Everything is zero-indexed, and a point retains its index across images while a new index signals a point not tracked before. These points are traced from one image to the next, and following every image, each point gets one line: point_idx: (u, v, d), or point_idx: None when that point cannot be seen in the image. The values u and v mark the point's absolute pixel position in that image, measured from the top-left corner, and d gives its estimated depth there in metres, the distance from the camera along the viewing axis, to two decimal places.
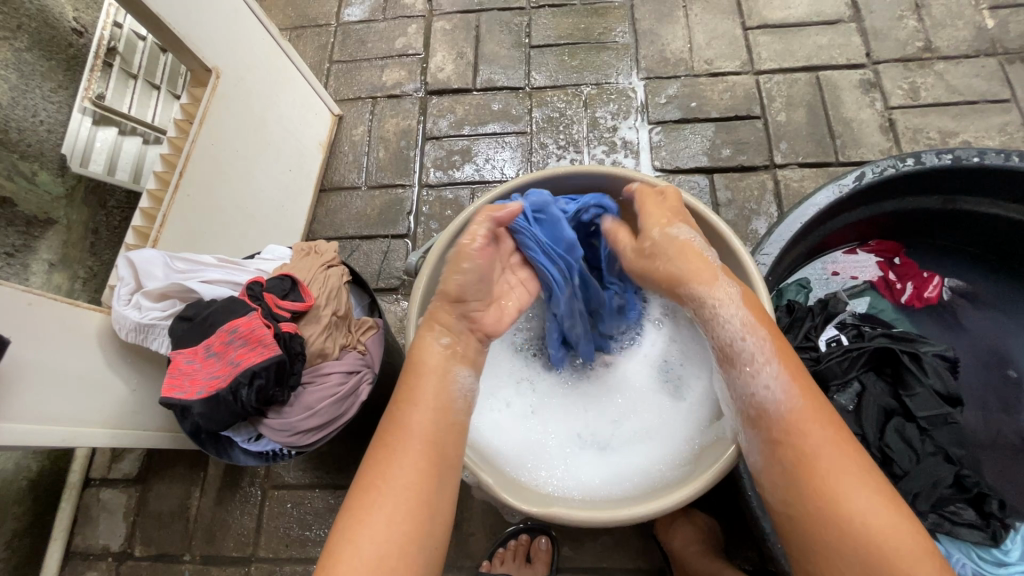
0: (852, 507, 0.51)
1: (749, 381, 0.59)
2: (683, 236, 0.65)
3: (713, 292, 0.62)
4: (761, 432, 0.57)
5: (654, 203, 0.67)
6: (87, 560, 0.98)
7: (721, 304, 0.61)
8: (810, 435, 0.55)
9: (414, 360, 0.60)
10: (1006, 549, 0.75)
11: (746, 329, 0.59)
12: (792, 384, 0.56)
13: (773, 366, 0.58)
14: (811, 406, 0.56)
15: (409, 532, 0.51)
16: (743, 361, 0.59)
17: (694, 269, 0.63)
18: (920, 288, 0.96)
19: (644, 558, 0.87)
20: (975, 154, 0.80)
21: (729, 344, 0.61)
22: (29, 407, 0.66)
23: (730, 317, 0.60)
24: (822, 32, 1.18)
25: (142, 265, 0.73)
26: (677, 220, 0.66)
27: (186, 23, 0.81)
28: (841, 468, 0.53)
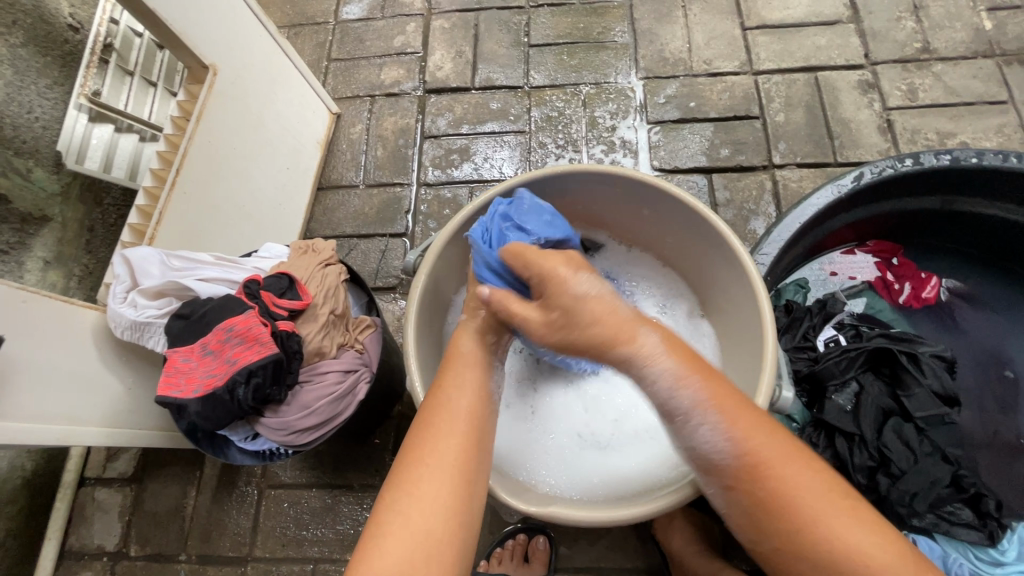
0: (838, 542, 0.49)
1: (694, 438, 0.53)
2: (591, 291, 0.55)
3: (636, 353, 0.54)
4: (720, 482, 0.53)
5: (549, 257, 0.58)
6: (81, 560, 0.97)
7: (647, 366, 0.53)
8: (781, 475, 0.51)
9: (452, 351, 0.62)
10: (1003, 549, 0.75)
11: (677, 383, 0.53)
12: (734, 434, 0.51)
13: (713, 420, 0.52)
14: (773, 451, 0.52)
15: (456, 505, 0.52)
16: (681, 417, 0.53)
17: (614, 330, 0.54)
18: (918, 288, 0.96)
19: (642, 559, 0.87)
20: (974, 154, 0.81)
21: (665, 408, 0.54)
22: (24, 405, 0.65)
23: (659, 377, 0.53)
24: (821, 33, 1.18)
25: (138, 263, 0.72)
26: (578, 273, 0.56)
27: (183, 19, 0.80)
28: (821, 505, 0.50)
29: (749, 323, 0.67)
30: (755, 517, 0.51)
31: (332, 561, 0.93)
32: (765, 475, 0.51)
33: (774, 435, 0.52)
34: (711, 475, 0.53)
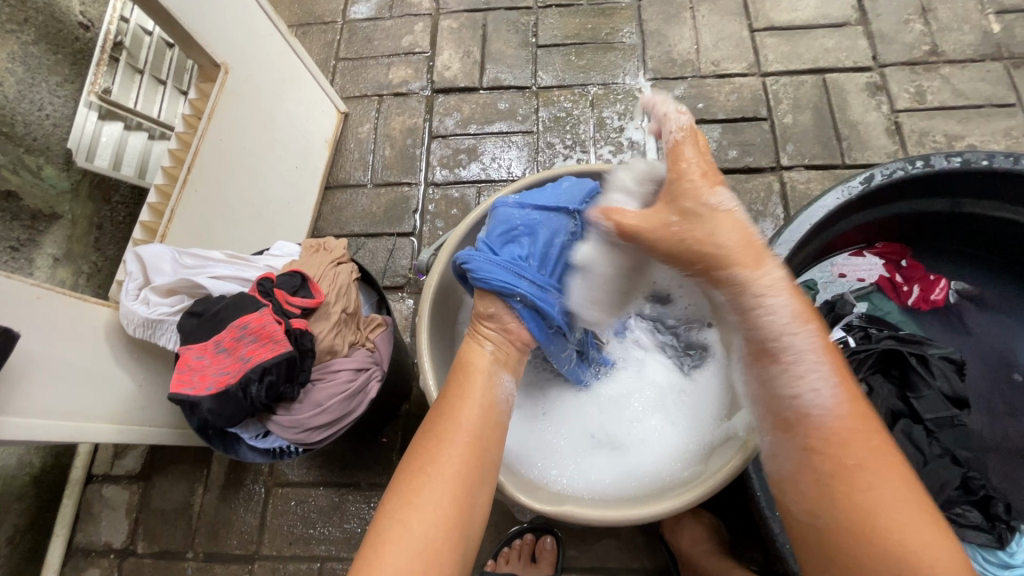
0: (896, 521, 0.45)
1: (798, 380, 0.52)
2: (726, 206, 0.54)
3: (756, 284, 0.53)
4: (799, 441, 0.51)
5: (687, 155, 0.56)
6: (88, 557, 0.97)
7: (767, 292, 0.53)
8: (851, 446, 0.49)
9: (460, 362, 0.62)
10: (1012, 551, 0.74)
11: (795, 323, 0.53)
12: (843, 391, 0.50)
13: (823, 368, 0.51)
14: (852, 415, 0.50)
15: (454, 518, 0.51)
16: (787, 355, 0.53)
17: (740, 250, 0.54)
18: (926, 290, 0.96)
19: (649, 559, 0.87)
20: (985, 157, 0.80)
21: (767, 343, 0.54)
22: (36, 402, 0.65)
23: (777, 309, 0.53)
24: (829, 35, 1.18)
25: (150, 260, 0.72)
26: (717, 184, 0.55)
27: (197, 18, 0.81)
28: (885, 481, 0.47)
29: None
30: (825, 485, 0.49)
31: (340, 559, 0.93)
32: (836, 446, 0.49)
33: (856, 408, 0.50)
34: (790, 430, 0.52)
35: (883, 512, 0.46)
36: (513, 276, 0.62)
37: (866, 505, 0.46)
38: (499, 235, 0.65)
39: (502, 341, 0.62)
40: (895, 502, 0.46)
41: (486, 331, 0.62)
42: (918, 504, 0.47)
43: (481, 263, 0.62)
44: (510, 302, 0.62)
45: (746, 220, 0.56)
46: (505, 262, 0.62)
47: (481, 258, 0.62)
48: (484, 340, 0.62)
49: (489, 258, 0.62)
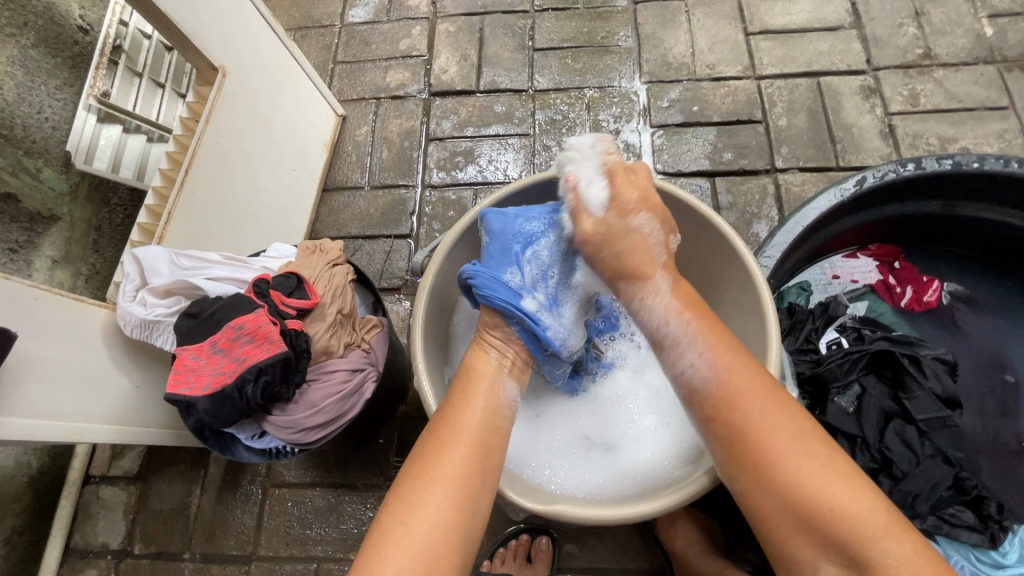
0: (804, 481, 0.48)
1: (675, 361, 0.57)
2: (641, 229, 0.60)
3: (645, 289, 0.60)
4: (702, 412, 0.54)
5: (621, 180, 0.61)
6: (85, 558, 0.97)
7: (650, 298, 0.59)
8: (754, 414, 0.51)
9: (464, 367, 0.63)
10: (1005, 551, 0.76)
11: (671, 314, 0.58)
12: (717, 359, 0.54)
13: (699, 346, 0.56)
14: (751, 385, 0.52)
15: (455, 521, 0.51)
16: (668, 343, 0.58)
17: (635, 262, 0.60)
18: (919, 292, 0.97)
19: (645, 559, 0.88)
20: (976, 159, 0.81)
21: (655, 335, 0.59)
22: (33, 402, 0.66)
23: (653, 308, 0.59)
24: (823, 38, 1.19)
25: (147, 261, 0.73)
26: (642, 209, 0.60)
27: (194, 22, 0.81)
28: (795, 448, 0.49)
29: (751, 327, 0.68)
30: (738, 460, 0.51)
31: (336, 560, 0.93)
32: (747, 429, 0.51)
33: (762, 384, 0.52)
34: (694, 404, 0.56)
35: (796, 471, 0.49)
36: (514, 297, 0.65)
37: (779, 469, 0.49)
38: (504, 247, 0.68)
39: (506, 350, 0.64)
40: (809, 462, 0.49)
41: (488, 339, 0.65)
42: (833, 460, 0.49)
43: (488, 279, 0.64)
44: (510, 325, 0.64)
45: (658, 237, 0.61)
46: (509, 285, 0.65)
47: (488, 274, 0.65)
48: (485, 346, 0.64)
49: (496, 276, 0.66)
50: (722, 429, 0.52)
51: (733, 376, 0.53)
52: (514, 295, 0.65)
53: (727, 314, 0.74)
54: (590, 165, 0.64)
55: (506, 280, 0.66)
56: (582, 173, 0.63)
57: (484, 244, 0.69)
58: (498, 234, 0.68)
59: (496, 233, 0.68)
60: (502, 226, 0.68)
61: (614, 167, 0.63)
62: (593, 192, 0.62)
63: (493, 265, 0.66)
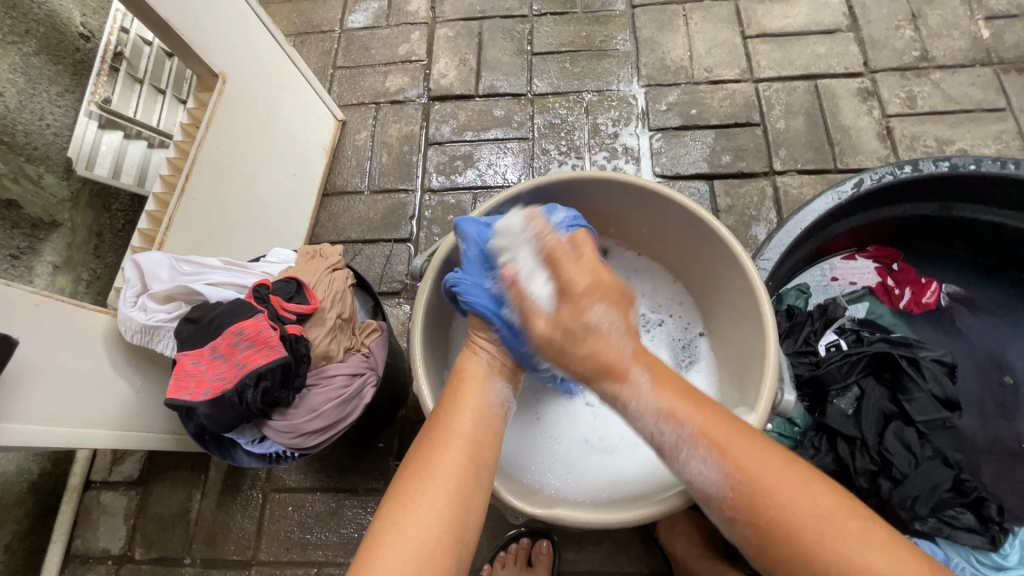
0: (854, 565, 0.46)
1: (685, 474, 0.54)
2: (601, 324, 0.59)
3: (624, 390, 0.58)
4: (722, 515, 0.53)
5: (565, 270, 0.61)
6: (86, 563, 0.98)
7: (637, 400, 0.57)
8: (781, 500, 0.49)
9: (457, 369, 0.63)
10: (1005, 553, 0.76)
11: (660, 419, 0.56)
12: (720, 462, 0.52)
13: (699, 450, 0.53)
14: (769, 465, 0.51)
15: (448, 520, 0.51)
16: (668, 454, 0.55)
17: (601, 365, 0.59)
18: (918, 293, 0.97)
19: (645, 562, 0.88)
20: (972, 161, 0.81)
21: (652, 442, 0.57)
22: (34, 409, 0.66)
23: (641, 411, 0.57)
24: (821, 41, 1.19)
25: (148, 268, 0.73)
26: (595, 299, 0.59)
27: (195, 29, 0.82)
28: (835, 533, 0.47)
29: (749, 330, 0.68)
30: (764, 544, 0.50)
31: (337, 564, 0.93)
32: (761, 506, 0.50)
33: (776, 457, 0.51)
34: (712, 506, 0.54)
35: (835, 555, 0.47)
36: (496, 305, 0.65)
37: (820, 559, 0.47)
38: (483, 254, 0.66)
39: (497, 353, 0.65)
40: (845, 541, 0.47)
41: (483, 343, 0.65)
42: (870, 532, 0.47)
43: (469, 289, 0.64)
44: (493, 335, 0.65)
45: (623, 326, 0.61)
46: (492, 294, 0.65)
47: (470, 282, 0.65)
48: (481, 350, 0.65)
49: (477, 283, 0.65)
50: (748, 519, 0.51)
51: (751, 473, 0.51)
52: (496, 303, 0.65)
53: (725, 318, 0.74)
54: (526, 254, 0.63)
55: (487, 287, 0.65)
56: (521, 264, 0.63)
57: (462, 251, 0.67)
58: (474, 242, 0.66)
59: (472, 239, 0.66)
60: (477, 232, 0.66)
61: (555, 255, 0.61)
62: (537, 287, 0.61)
63: (475, 272, 0.66)
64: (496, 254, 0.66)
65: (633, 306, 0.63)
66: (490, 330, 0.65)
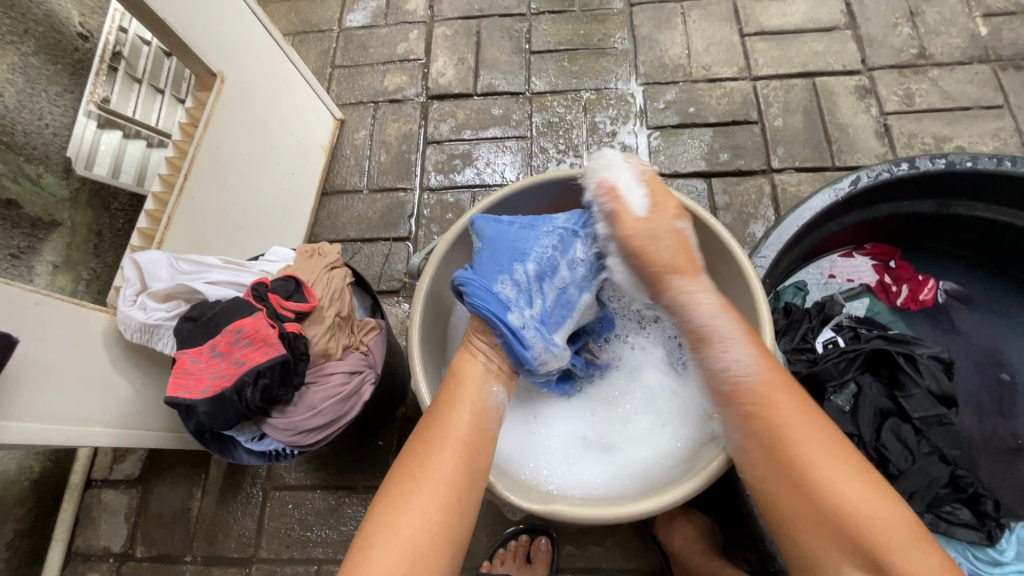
0: (838, 489, 0.50)
1: (719, 358, 0.58)
2: (684, 233, 0.63)
3: (690, 288, 0.61)
4: (738, 406, 0.57)
5: (662, 188, 0.63)
6: (88, 561, 0.98)
7: (698, 293, 0.60)
8: (785, 421, 0.54)
9: (452, 369, 0.64)
10: (1002, 549, 0.76)
11: (719, 311, 0.60)
12: (760, 353, 0.57)
13: (744, 343, 0.57)
14: (785, 393, 0.55)
15: (441, 522, 0.52)
16: (713, 338, 0.59)
17: (681, 261, 0.62)
18: (915, 290, 0.97)
19: (643, 558, 0.88)
20: (969, 158, 0.81)
21: (698, 331, 0.60)
22: (34, 407, 0.66)
23: (704, 303, 0.60)
24: (818, 39, 1.19)
25: (148, 266, 0.74)
26: (683, 216, 0.63)
27: (191, 27, 0.82)
28: (828, 456, 0.52)
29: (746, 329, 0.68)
30: (767, 449, 0.54)
31: (336, 562, 0.93)
32: (774, 413, 0.54)
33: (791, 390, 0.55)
34: (736, 398, 0.57)
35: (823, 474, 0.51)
36: (502, 308, 0.65)
37: (808, 474, 0.51)
38: (496, 255, 0.67)
39: (493, 355, 0.65)
40: (836, 466, 0.51)
41: (481, 344, 0.65)
42: (864, 471, 0.51)
43: (477, 288, 0.64)
44: (497, 336, 0.65)
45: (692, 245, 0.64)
46: (499, 296, 0.65)
47: (478, 283, 0.65)
48: (477, 351, 0.65)
49: (485, 284, 0.65)
50: (762, 428, 0.54)
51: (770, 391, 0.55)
52: (503, 305, 0.65)
53: None
54: (626, 173, 0.65)
55: (494, 289, 0.65)
56: (619, 179, 0.65)
57: (477, 249, 0.69)
58: (491, 241, 0.68)
59: (489, 237, 0.68)
60: (494, 231, 0.68)
61: (651, 179, 0.64)
62: (634, 198, 0.63)
63: (485, 273, 0.67)
64: (509, 256, 0.68)
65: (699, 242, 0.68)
66: (495, 332, 0.65)
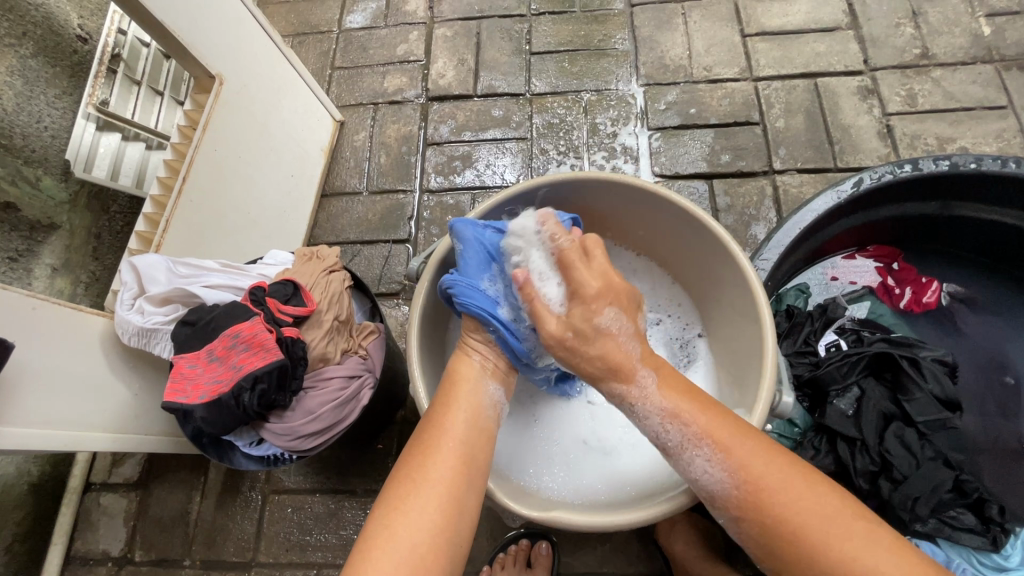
0: (865, 570, 0.46)
1: (688, 470, 0.54)
2: (612, 329, 0.58)
3: (630, 392, 0.57)
4: (725, 514, 0.52)
5: (576, 273, 0.58)
6: (86, 565, 0.98)
7: (639, 404, 0.57)
8: (786, 513, 0.49)
9: (449, 371, 0.63)
10: (1006, 554, 0.75)
11: (667, 419, 0.55)
12: (725, 458, 0.52)
13: (706, 448, 0.53)
14: (772, 477, 0.50)
15: (441, 524, 0.51)
16: (671, 452, 0.55)
17: (613, 368, 0.58)
18: (918, 294, 0.96)
19: (644, 562, 0.88)
20: (973, 160, 0.81)
21: (657, 443, 0.57)
22: (31, 412, 0.66)
23: (645, 412, 0.57)
24: (820, 39, 1.19)
25: (146, 270, 0.73)
26: (606, 303, 0.58)
27: (189, 28, 0.81)
28: (834, 530, 0.48)
29: (747, 331, 0.67)
30: (772, 549, 0.50)
31: (336, 566, 0.93)
32: (767, 504, 0.50)
33: (769, 460, 0.51)
34: (716, 505, 0.53)
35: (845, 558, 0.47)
36: (492, 304, 0.64)
37: (830, 560, 0.47)
38: (478, 255, 0.66)
39: (490, 353, 0.64)
40: (848, 540, 0.47)
41: (477, 343, 0.65)
42: (871, 527, 0.48)
43: (466, 288, 0.64)
44: (489, 334, 0.65)
45: (633, 334, 0.59)
46: (489, 293, 0.65)
47: (466, 283, 0.64)
48: (473, 350, 0.64)
49: (473, 284, 0.65)
50: (761, 527, 0.50)
51: (755, 472, 0.50)
52: (491, 302, 0.65)
53: (723, 320, 0.74)
54: (539, 257, 0.62)
55: (482, 286, 0.65)
56: (534, 266, 0.62)
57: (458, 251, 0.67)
58: (472, 242, 0.66)
59: (470, 240, 0.66)
60: (474, 233, 0.66)
61: (568, 257, 0.59)
62: (550, 290, 0.60)
63: (471, 274, 0.65)
64: (493, 253, 0.66)
65: (639, 308, 0.62)
66: (488, 331, 0.64)
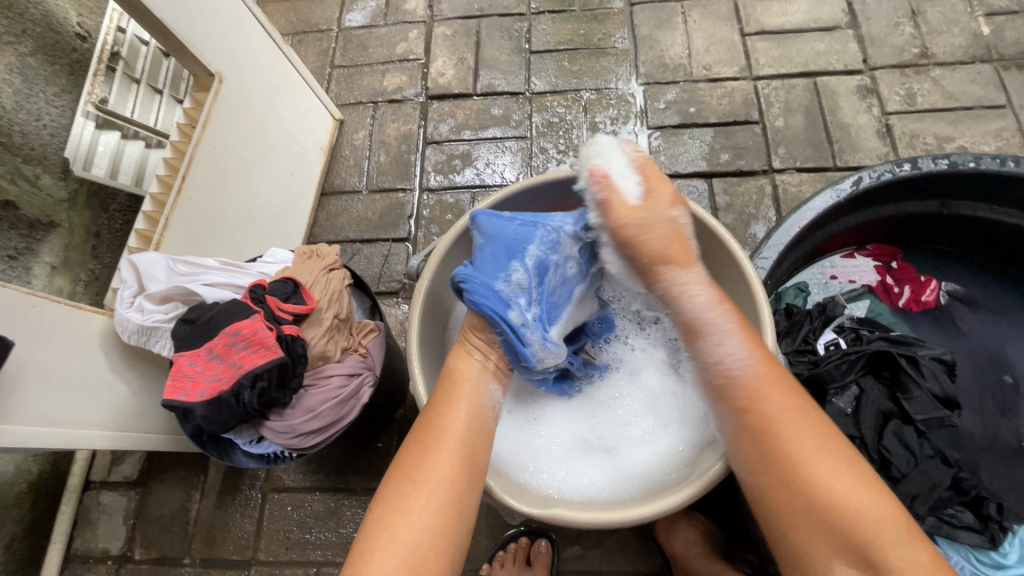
0: (833, 494, 0.50)
1: (714, 350, 0.58)
2: (676, 224, 0.63)
3: (688, 278, 0.61)
4: (732, 399, 0.57)
5: (655, 176, 0.64)
6: (86, 563, 0.98)
7: (691, 284, 0.60)
8: (777, 423, 0.54)
9: (448, 370, 0.63)
10: (1005, 552, 0.75)
11: (713, 303, 0.60)
12: (754, 349, 0.57)
13: (737, 336, 0.58)
14: (776, 390, 0.55)
15: (441, 523, 0.51)
16: (708, 330, 0.59)
17: (676, 252, 0.62)
18: (917, 291, 0.97)
19: (644, 561, 0.88)
20: (972, 159, 0.80)
21: (692, 322, 0.60)
22: (32, 409, 0.66)
23: (696, 296, 0.60)
24: (820, 38, 1.19)
25: (145, 268, 0.73)
26: (678, 205, 0.64)
27: (187, 26, 0.81)
28: (817, 454, 0.52)
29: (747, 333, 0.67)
30: (755, 450, 0.54)
31: (336, 564, 0.93)
32: (764, 412, 0.54)
33: (780, 382, 0.56)
34: (731, 387, 0.57)
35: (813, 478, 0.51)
36: (502, 305, 0.63)
37: (798, 476, 0.52)
38: (496, 251, 0.66)
39: (490, 352, 0.64)
40: (830, 468, 0.51)
41: (478, 342, 0.64)
42: (854, 469, 0.51)
43: (478, 285, 0.63)
44: (497, 334, 0.64)
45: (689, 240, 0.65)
46: (501, 293, 0.64)
47: (479, 280, 0.63)
48: (474, 349, 0.64)
49: (486, 282, 0.64)
50: (757, 425, 0.54)
51: (764, 384, 0.55)
52: (504, 302, 0.64)
53: None
54: (618, 161, 0.66)
55: (496, 284, 0.64)
56: (612, 166, 0.65)
57: (477, 245, 0.67)
58: (493, 237, 0.66)
59: (490, 235, 0.66)
60: (494, 228, 0.67)
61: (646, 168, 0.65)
62: (628, 186, 0.64)
63: (485, 271, 0.65)
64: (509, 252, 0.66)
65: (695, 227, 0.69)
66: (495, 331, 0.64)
